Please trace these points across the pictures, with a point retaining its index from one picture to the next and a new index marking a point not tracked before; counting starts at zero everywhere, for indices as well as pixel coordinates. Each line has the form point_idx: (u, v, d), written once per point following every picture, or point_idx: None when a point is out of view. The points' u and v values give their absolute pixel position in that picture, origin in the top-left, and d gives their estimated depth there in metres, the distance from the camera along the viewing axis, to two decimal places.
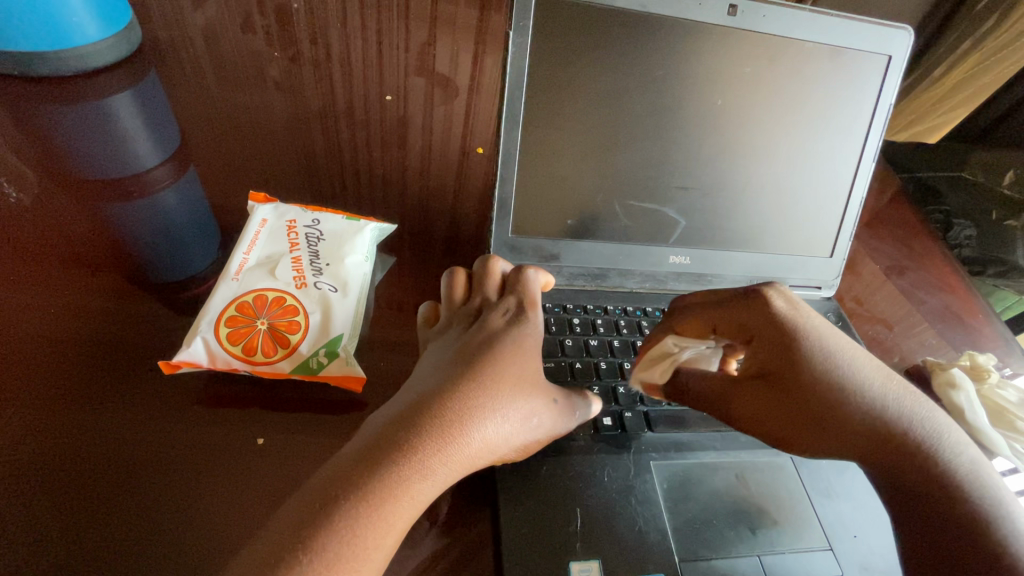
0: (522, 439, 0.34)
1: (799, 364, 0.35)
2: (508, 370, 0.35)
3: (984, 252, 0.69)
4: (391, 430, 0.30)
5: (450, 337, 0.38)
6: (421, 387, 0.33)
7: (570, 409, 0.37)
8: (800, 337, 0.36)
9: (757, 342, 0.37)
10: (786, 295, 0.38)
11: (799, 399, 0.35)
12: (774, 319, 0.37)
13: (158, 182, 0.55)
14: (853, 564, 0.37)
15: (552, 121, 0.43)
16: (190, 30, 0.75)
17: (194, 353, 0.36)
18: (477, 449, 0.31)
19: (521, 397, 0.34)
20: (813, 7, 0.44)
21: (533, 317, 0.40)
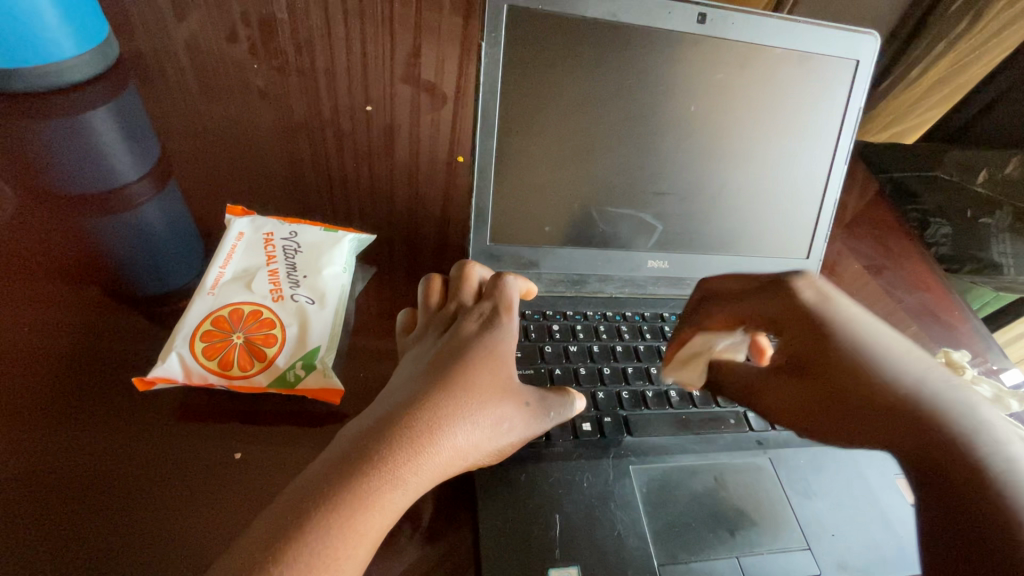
0: (494, 446, 0.34)
1: (823, 351, 0.35)
2: (480, 380, 0.34)
3: (960, 250, 0.69)
4: (360, 442, 0.30)
5: (427, 343, 0.38)
6: (390, 398, 0.33)
7: (544, 411, 0.37)
8: (825, 324, 0.36)
9: (800, 333, 0.36)
10: (814, 287, 0.38)
11: (831, 380, 0.34)
12: (800, 311, 0.37)
13: (140, 196, 0.55)
14: (831, 563, 0.37)
15: (527, 130, 0.44)
16: (171, 44, 0.75)
17: (169, 369, 0.36)
18: (448, 460, 0.31)
19: (491, 403, 0.34)
20: (780, 15, 0.45)
21: (505, 322, 0.39)
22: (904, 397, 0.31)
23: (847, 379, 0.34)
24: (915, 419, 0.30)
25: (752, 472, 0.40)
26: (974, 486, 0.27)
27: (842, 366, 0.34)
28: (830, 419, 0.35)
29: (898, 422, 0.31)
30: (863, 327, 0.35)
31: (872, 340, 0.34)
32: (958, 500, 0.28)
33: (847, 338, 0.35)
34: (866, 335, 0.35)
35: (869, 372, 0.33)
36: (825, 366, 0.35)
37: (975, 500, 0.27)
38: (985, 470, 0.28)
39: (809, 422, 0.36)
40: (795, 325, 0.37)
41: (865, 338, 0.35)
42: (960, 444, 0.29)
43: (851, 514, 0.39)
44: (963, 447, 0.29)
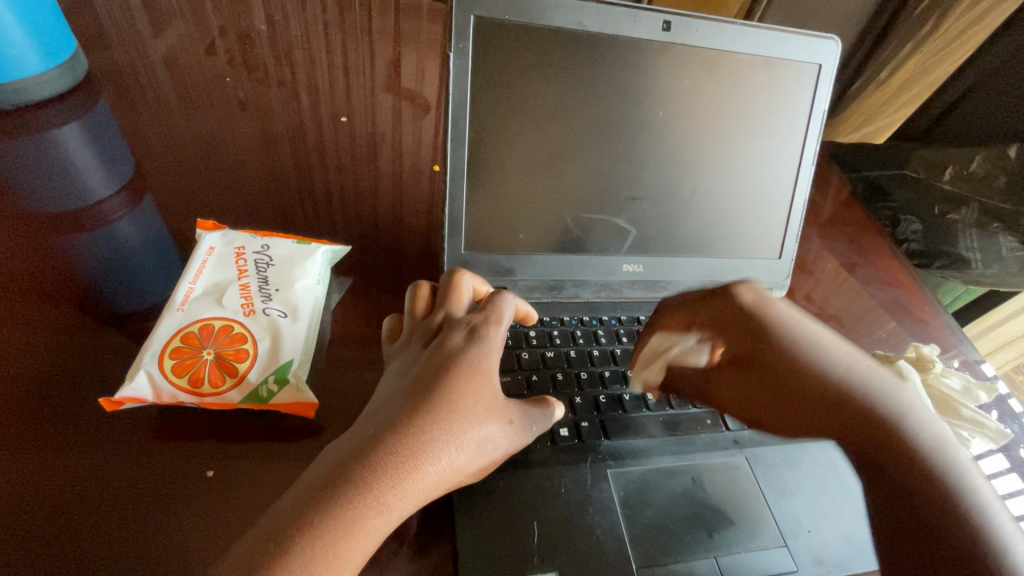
0: (478, 464, 0.33)
1: (756, 347, 0.43)
2: (462, 399, 0.33)
3: (930, 245, 0.71)
4: (336, 471, 0.29)
5: (409, 355, 0.37)
6: (369, 421, 0.32)
7: (528, 425, 0.36)
8: (763, 324, 0.43)
9: (735, 335, 0.44)
10: (754, 292, 0.45)
11: (763, 376, 0.42)
12: (743, 313, 0.44)
13: (113, 213, 0.55)
14: (808, 558, 0.37)
15: (498, 138, 0.44)
16: (143, 58, 0.74)
17: (138, 388, 0.35)
18: (429, 484, 0.30)
19: (474, 422, 0.32)
20: (743, 21, 0.46)
21: (488, 333, 0.36)
22: (823, 386, 0.39)
23: (775, 369, 0.41)
24: (831, 408, 0.39)
25: (730, 471, 0.41)
26: (889, 450, 0.36)
27: (778, 360, 0.41)
28: (774, 404, 0.42)
29: (842, 406, 0.38)
30: (785, 329, 0.42)
31: (796, 338, 0.42)
32: (885, 466, 0.36)
33: (778, 339, 0.42)
34: (794, 337, 0.42)
35: (792, 363, 0.41)
36: (759, 358, 0.42)
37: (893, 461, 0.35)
38: (890, 441, 0.36)
39: (757, 408, 0.42)
40: (739, 325, 0.44)
41: (786, 341, 0.42)
42: (872, 423, 0.37)
43: (826, 510, 0.40)
44: (871, 427, 0.37)
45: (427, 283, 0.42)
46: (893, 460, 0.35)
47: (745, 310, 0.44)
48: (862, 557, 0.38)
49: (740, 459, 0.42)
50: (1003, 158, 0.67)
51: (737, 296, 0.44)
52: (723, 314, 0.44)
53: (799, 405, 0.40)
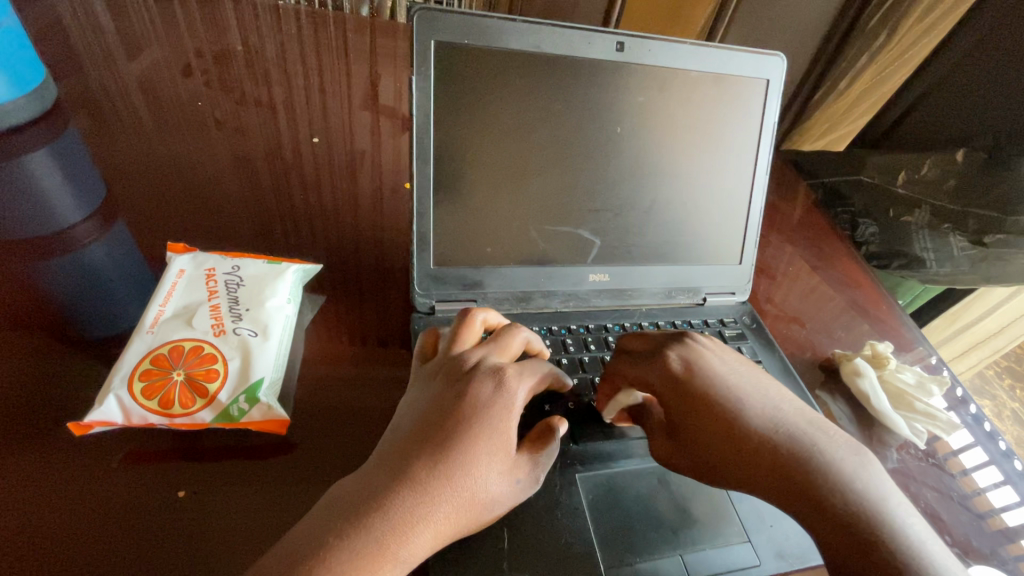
0: (486, 517, 0.33)
1: (699, 417, 0.37)
2: (478, 455, 0.32)
3: (887, 247, 0.74)
4: (345, 517, 0.29)
5: (433, 389, 0.35)
6: (382, 464, 0.31)
7: (537, 477, 0.35)
8: (699, 394, 0.38)
9: (675, 405, 0.38)
10: (684, 353, 0.40)
11: (706, 446, 0.37)
12: (674, 381, 0.38)
13: (84, 238, 0.55)
14: (770, 552, 0.39)
15: (462, 156, 0.46)
16: (115, 83, 0.75)
17: (107, 411, 0.35)
18: (437, 538, 0.30)
19: (489, 479, 0.32)
20: (692, 40, 0.49)
21: (513, 386, 0.35)
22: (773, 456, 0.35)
23: (724, 438, 0.37)
24: (783, 477, 0.35)
25: None
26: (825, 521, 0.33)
27: (723, 426, 0.37)
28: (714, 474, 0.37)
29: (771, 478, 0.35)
30: (723, 395, 0.38)
31: (737, 403, 0.38)
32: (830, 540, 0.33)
33: (718, 404, 0.37)
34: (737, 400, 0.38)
35: (740, 429, 0.37)
36: (707, 428, 0.37)
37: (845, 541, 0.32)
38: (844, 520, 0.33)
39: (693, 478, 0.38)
40: (670, 393, 0.39)
41: (727, 406, 0.37)
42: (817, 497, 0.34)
43: None
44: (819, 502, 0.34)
45: (478, 312, 0.41)
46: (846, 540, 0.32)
47: (675, 378, 0.38)
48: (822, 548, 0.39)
49: None
50: (951, 162, 0.70)
51: (668, 362, 0.39)
52: (658, 383, 0.39)
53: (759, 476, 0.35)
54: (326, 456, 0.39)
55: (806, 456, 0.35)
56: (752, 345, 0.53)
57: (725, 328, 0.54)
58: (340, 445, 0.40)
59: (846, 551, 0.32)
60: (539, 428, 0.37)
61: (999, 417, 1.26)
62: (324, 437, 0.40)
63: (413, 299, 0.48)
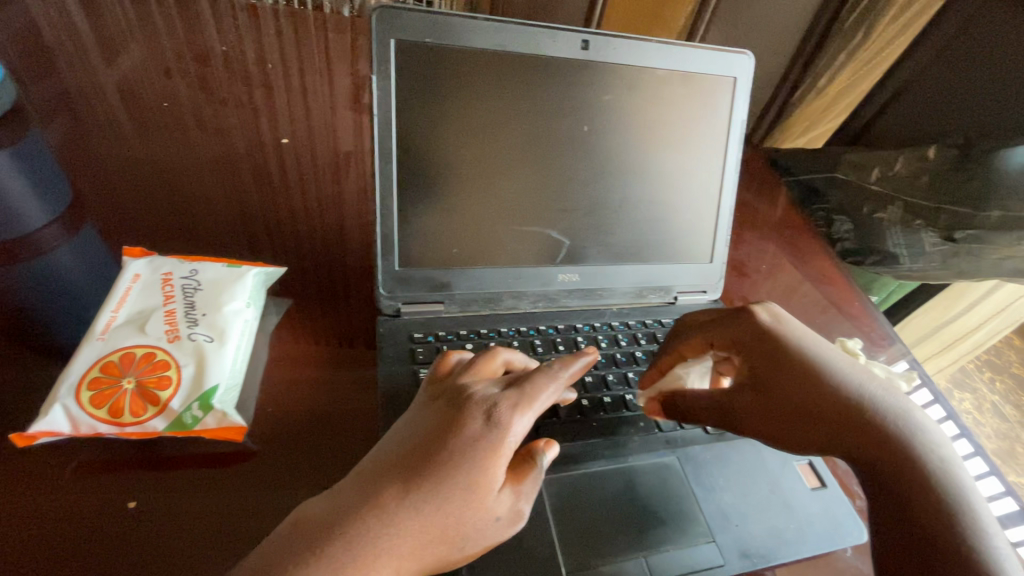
0: (459, 556, 0.31)
1: (799, 370, 0.39)
2: (452, 490, 0.30)
3: (863, 243, 0.74)
4: (306, 542, 0.28)
5: (427, 416, 0.34)
6: (355, 487, 0.31)
7: (521, 516, 0.33)
8: (780, 345, 0.40)
9: (755, 354, 0.41)
10: (770, 311, 0.43)
11: (793, 399, 0.38)
12: (759, 332, 0.41)
13: (51, 242, 0.51)
14: (735, 551, 0.39)
15: (427, 155, 0.45)
16: (83, 82, 0.74)
17: (54, 421, 0.35)
18: (400, 573, 0.29)
19: (462, 516, 0.30)
20: (658, 38, 0.48)
21: (505, 420, 0.33)
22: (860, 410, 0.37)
23: (811, 389, 0.38)
24: (873, 431, 0.36)
25: (661, 471, 0.42)
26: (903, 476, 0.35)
27: (797, 379, 0.39)
28: (789, 425, 0.38)
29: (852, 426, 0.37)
30: (819, 355, 0.40)
31: (823, 360, 0.40)
32: (892, 488, 0.35)
33: (806, 359, 0.40)
34: (815, 358, 0.40)
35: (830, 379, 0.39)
36: (792, 381, 0.39)
37: (907, 491, 0.34)
38: (919, 478, 0.35)
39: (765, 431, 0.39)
40: (752, 346, 0.41)
41: (823, 363, 0.39)
42: (911, 453, 0.35)
43: (754, 503, 0.42)
44: (902, 459, 0.35)
45: (500, 351, 0.39)
46: (913, 496, 0.34)
47: (764, 329, 0.41)
48: (787, 547, 0.39)
49: (672, 458, 0.43)
50: (924, 159, 0.70)
51: (756, 316, 0.42)
52: (743, 335, 0.42)
53: (848, 426, 0.37)
54: (286, 463, 0.38)
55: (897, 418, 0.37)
56: None
57: None
58: (301, 452, 0.39)
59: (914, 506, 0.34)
60: (521, 455, 0.34)
61: (980, 411, 1.27)
62: (283, 445, 0.39)
63: (378, 300, 0.47)
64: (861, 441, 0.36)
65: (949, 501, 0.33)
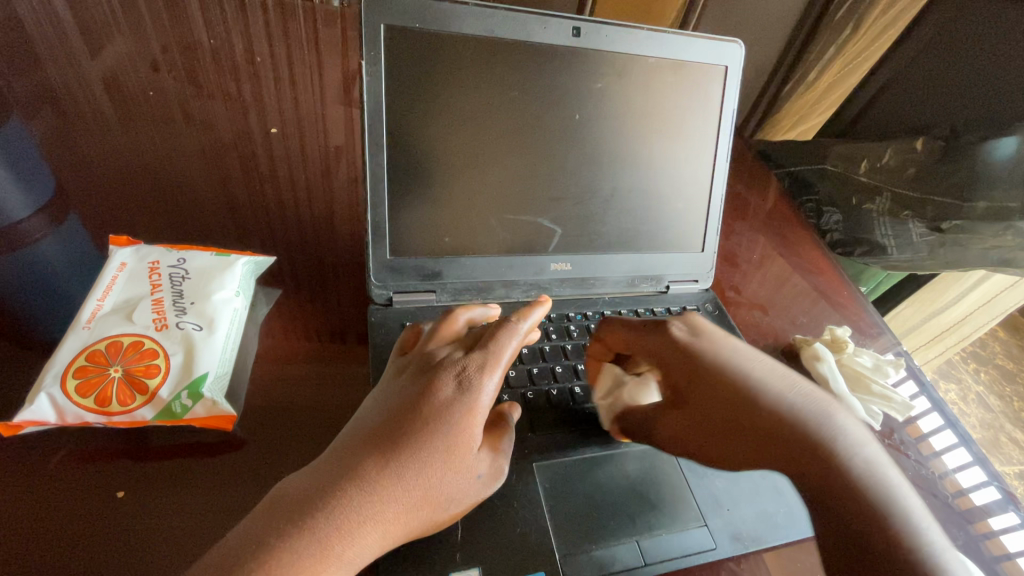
0: (442, 514, 0.32)
1: (709, 388, 0.38)
2: (433, 455, 0.30)
3: (850, 234, 0.74)
4: (288, 517, 0.27)
5: (397, 387, 0.34)
6: (333, 460, 0.30)
7: (498, 471, 0.34)
8: (697, 359, 0.39)
9: (676, 371, 0.40)
10: (688, 323, 0.42)
11: (710, 416, 0.38)
12: (676, 348, 0.40)
13: (33, 234, 0.52)
14: (725, 535, 0.39)
15: (417, 143, 0.45)
16: (68, 73, 0.73)
17: (39, 410, 0.34)
18: (386, 536, 0.29)
19: (443, 478, 0.31)
20: (649, 26, 0.48)
21: (477, 382, 0.33)
22: (788, 425, 0.36)
23: (727, 407, 0.38)
24: (802, 441, 0.35)
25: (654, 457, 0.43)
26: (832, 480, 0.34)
27: (720, 395, 0.38)
28: (713, 442, 0.38)
29: (779, 441, 0.36)
30: (731, 367, 0.39)
31: (742, 375, 0.38)
32: (831, 500, 0.34)
33: (720, 375, 0.38)
34: (727, 376, 0.38)
35: (750, 395, 0.37)
36: (710, 399, 0.38)
37: (846, 503, 0.33)
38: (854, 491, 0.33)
39: (696, 449, 0.39)
40: (671, 364, 0.40)
41: (740, 378, 0.38)
42: (840, 465, 0.34)
43: (744, 487, 0.42)
44: (832, 469, 0.34)
45: (460, 314, 0.39)
46: (848, 507, 0.33)
47: (677, 344, 0.40)
48: (776, 530, 0.40)
49: None
50: (912, 151, 0.71)
51: (671, 330, 0.41)
52: (660, 350, 0.41)
53: (775, 444, 0.36)
54: (277, 452, 0.38)
55: (821, 429, 0.36)
56: None
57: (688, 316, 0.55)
58: (291, 443, 0.39)
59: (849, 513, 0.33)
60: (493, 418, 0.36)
61: (965, 402, 1.29)
62: (275, 434, 0.39)
63: (370, 290, 0.47)
64: (794, 459, 0.35)
65: (882, 504, 0.33)
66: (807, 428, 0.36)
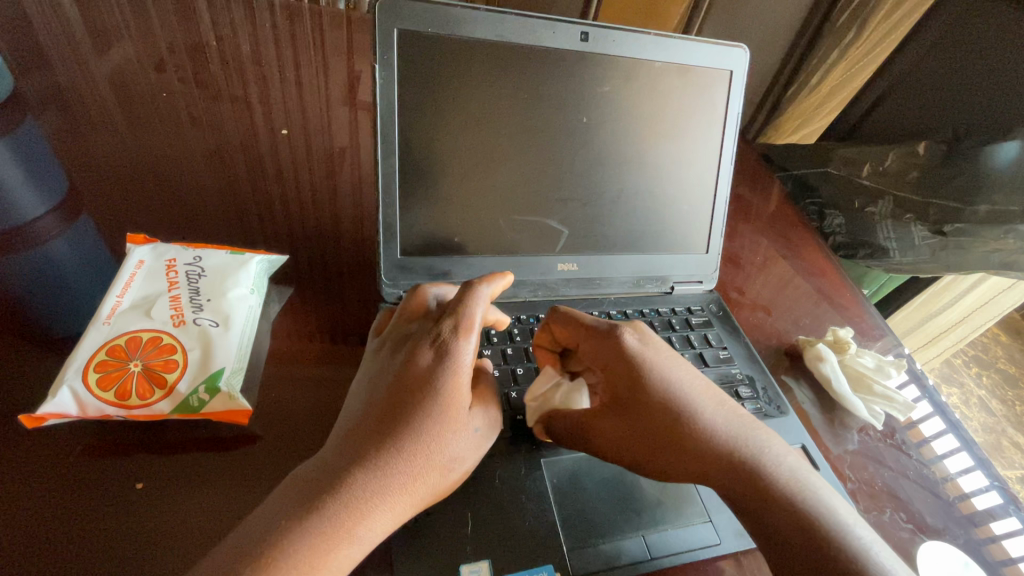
0: (446, 478, 0.33)
1: (658, 401, 0.37)
2: (427, 421, 0.31)
3: (853, 237, 0.75)
4: (301, 502, 0.28)
5: (380, 363, 0.35)
6: (337, 443, 0.31)
7: (491, 429, 0.36)
8: (645, 371, 0.38)
9: (622, 379, 0.38)
10: (637, 333, 0.40)
11: (648, 428, 0.37)
12: (623, 357, 0.38)
13: (47, 232, 0.51)
14: (730, 532, 0.40)
15: (428, 145, 0.45)
16: (80, 75, 0.74)
17: (62, 403, 0.35)
18: (397, 509, 0.30)
19: (443, 442, 0.32)
20: (656, 31, 0.49)
21: (455, 346, 0.34)
22: (724, 450, 0.36)
23: (666, 424, 0.37)
24: (738, 462, 0.36)
25: None
26: (766, 499, 0.35)
27: (661, 409, 0.37)
28: (647, 454, 0.37)
29: (717, 461, 0.36)
30: (672, 385, 0.38)
31: (677, 396, 0.38)
32: (767, 521, 0.34)
33: (664, 392, 0.37)
34: (665, 394, 0.37)
35: (688, 413, 0.37)
36: (654, 413, 0.37)
37: (781, 521, 0.34)
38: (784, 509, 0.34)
39: (631, 459, 0.38)
40: (619, 372, 0.38)
41: (681, 397, 0.37)
42: (772, 481, 0.35)
43: None
44: (766, 488, 0.35)
45: (428, 289, 0.40)
46: (787, 528, 0.34)
47: (627, 354, 0.38)
48: None
49: None
50: (914, 155, 0.71)
51: (623, 338, 0.39)
52: (606, 358, 0.39)
53: (715, 468, 0.36)
54: (291, 446, 0.39)
55: (753, 448, 0.37)
56: (717, 331, 0.54)
57: (692, 316, 0.55)
58: (303, 439, 0.40)
59: (788, 534, 0.34)
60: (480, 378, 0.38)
61: (966, 405, 1.30)
62: (289, 429, 0.40)
63: (381, 289, 0.47)
64: (733, 480, 0.36)
65: (813, 518, 0.34)
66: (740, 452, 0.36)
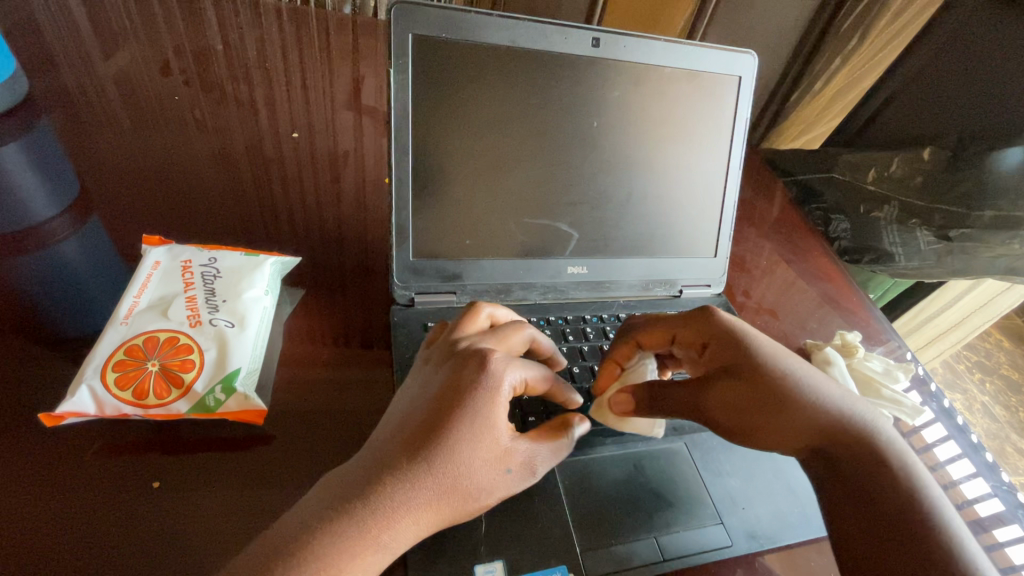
0: (473, 505, 0.32)
1: (759, 369, 0.39)
2: (461, 443, 0.31)
3: (859, 242, 0.76)
4: (332, 505, 0.28)
5: (427, 374, 0.35)
6: (372, 454, 0.31)
7: (527, 470, 0.35)
8: (744, 340, 0.40)
9: (717, 347, 0.41)
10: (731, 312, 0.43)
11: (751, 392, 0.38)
12: (718, 328, 0.41)
13: (58, 233, 0.53)
14: (742, 533, 0.40)
15: (440, 148, 0.46)
16: (92, 77, 0.74)
17: (80, 402, 0.35)
18: (422, 523, 0.30)
19: (474, 467, 0.31)
20: (665, 37, 0.50)
21: (499, 369, 0.34)
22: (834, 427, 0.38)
23: (767, 391, 0.38)
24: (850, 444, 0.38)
25: (670, 457, 0.44)
26: (870, 481, 0.36)
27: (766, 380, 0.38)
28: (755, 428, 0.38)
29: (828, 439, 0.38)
30: (782, 363, 0.39)
31: (790, 373, 0.39)
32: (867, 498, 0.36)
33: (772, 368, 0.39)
34: (775, 372, 0.39)
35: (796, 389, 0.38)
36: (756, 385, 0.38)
37: (883, 505, 0.35)
38: (882, 493, 0.36)
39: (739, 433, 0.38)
40: (716, 340, 0.41)
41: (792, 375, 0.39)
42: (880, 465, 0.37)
43: (759, 486, 0.43)
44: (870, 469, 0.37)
45: (483, 306, 0.41)
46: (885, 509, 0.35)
47: (725, 325, 0.41)
48: (792, 529, 0.41)
49: (680, 444, 0.45)
50: (920, 160, 0.71)
51: (716, 314, 0.43)
52: (706, 331, 0.42)
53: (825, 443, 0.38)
54: (305, 446, 0.39)
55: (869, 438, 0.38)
56: None
57: None
58: (317, 440, 0.40)
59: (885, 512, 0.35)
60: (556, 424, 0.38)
61: (970, 411, 1.29)
62: (302, 430, 0.40)
63: (393, 291, 0.48)
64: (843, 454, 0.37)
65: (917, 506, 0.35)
66: (844, 437, 0.38)
